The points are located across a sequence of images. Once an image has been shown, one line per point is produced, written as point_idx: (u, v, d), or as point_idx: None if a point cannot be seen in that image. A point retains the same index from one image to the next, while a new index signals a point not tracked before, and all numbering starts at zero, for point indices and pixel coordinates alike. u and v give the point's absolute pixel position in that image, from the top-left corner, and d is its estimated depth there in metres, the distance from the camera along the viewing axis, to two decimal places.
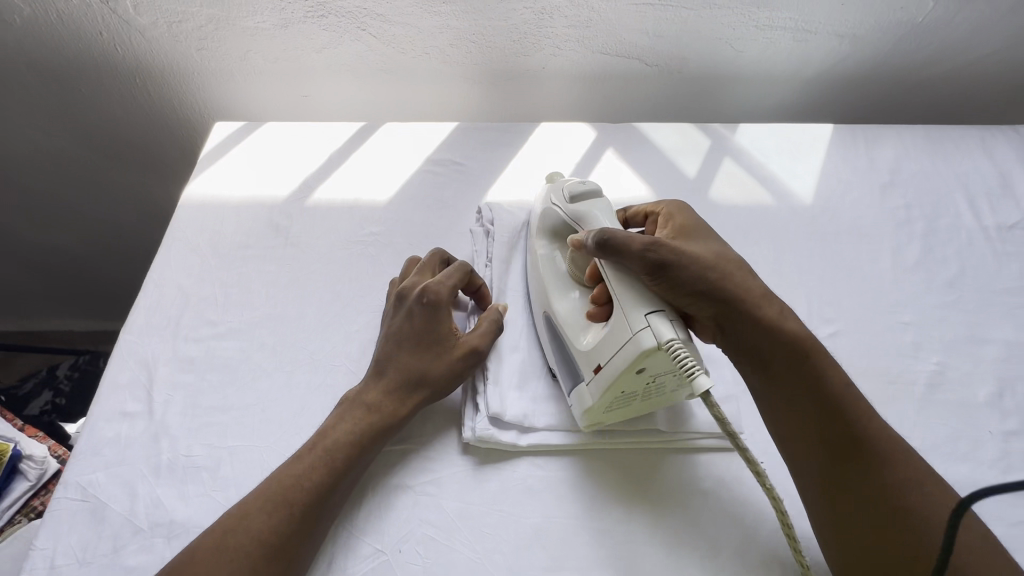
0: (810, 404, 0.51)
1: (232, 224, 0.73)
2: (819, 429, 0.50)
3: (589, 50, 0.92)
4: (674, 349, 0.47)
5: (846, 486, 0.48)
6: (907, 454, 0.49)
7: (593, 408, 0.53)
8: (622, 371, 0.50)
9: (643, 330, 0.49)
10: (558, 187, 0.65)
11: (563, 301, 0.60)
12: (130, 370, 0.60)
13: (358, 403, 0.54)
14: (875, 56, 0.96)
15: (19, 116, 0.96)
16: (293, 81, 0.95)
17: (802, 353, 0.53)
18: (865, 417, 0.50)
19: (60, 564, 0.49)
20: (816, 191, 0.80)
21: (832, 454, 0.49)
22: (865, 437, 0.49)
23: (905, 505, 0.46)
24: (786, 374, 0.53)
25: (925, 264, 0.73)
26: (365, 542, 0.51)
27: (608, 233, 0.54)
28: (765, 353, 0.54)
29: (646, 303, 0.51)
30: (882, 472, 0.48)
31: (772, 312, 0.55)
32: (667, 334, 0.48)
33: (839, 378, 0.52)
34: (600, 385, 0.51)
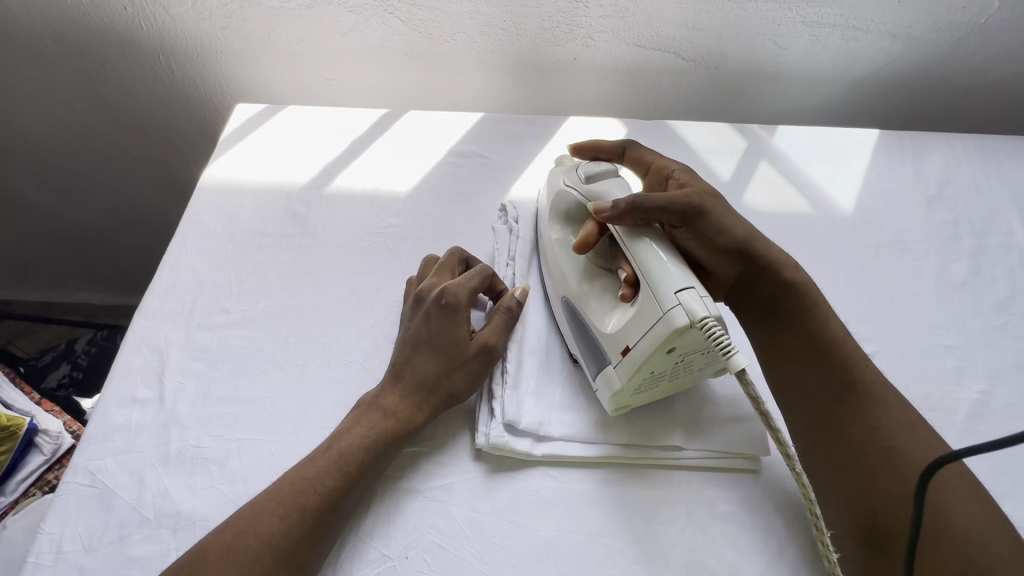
0: (809, 352, 0.53)
1: (250, 210, 0.72)
2: (816, 377, 0.52)
3: (623, 42, 0.88)
4: (708, 327, 0.46)
5: (838, 430, 0.49)
6: (901, 402, 0.49)
7: (622, 390, 0.52)
8: (652, 352, 0.48)
9: (674, 309, 0.47)
10: (575, 167, 0.63)
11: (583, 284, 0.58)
12: (143, 356, 0.60)
13: (375, 407, 0.52)
14: (928, 58, 0.91)
15: (44, 90, 0.96)
16: (316, 63, 0.93)
17: (809, 301, 0.55)
18: (861, 365, 0.51)
19: (66, 550, 0.48)
20: (857, 201, 0.76)
21: (825, 399, 0.51)
22: (861, 382, 0.50)
23: (892, 446, 0.46)
24: (791, 324, 0.55)
25: (973, 284, 0.69)
26: (372, 546, 0.49)
27: (640, 199, 0.53)
28: (773, 300, 0.56)
29: (676, 279, 0.48)
30: (873, 415, 0.48)
31: (783, 259, 0.57)
32: (700, 312, 0.46)
33: (837, 328, 0.53)
34: (629, 367, 0.50)
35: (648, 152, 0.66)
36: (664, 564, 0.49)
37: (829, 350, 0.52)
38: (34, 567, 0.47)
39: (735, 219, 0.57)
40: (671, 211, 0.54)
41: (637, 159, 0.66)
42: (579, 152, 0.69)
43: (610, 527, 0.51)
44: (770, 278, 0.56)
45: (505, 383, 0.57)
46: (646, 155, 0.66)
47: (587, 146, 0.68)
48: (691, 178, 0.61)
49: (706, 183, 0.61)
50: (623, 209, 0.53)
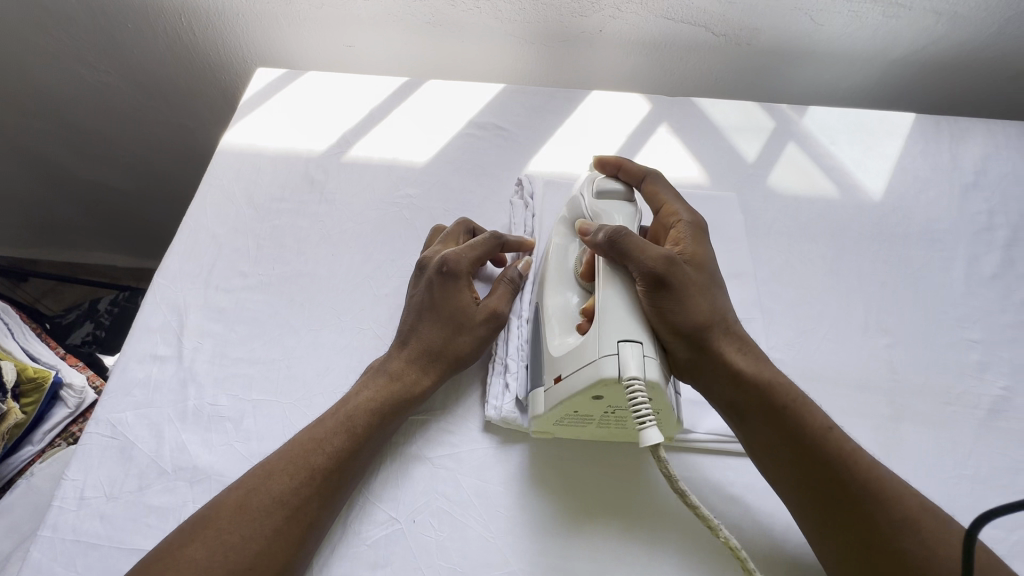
0: (787, 450, 0.47)
1: (268, 174, 0.72)
2: (800, 472, 0.46)
3: (653, 14, 0.85)
4: (632, 389, 0.43)
5: (831, 527, 0.44)
6: (901, 496, 0.44)
7: (543, 416, 0.50)
8: (578, 392, 0.46)
9: (609, 356, 0.45)
10: (591, 177, 0.60)
11: (560, 301, 0.54)
12: (163, 315, 0.61)
13: (382, 371, 0.53)
14: (974, 39, 0.86)
15: (66, 49, 0.96)
16: (338, 28, 0.92)
17: (784, 396, 0.48)
18: (853, 458, 0.45)
19: (88, 496, 0.50)
20: (887, 186, 0.74)
21: (811, 496, 0.45)
22: (853, 482, 0.44)
23: (901, 550, 0.42)
24: (765, 417, 0.48)
25: (1004, 277, 0.66)
26: (380, 508, 0.50)
27: (626, 233, 0.50)
28: (738, 394, 0.49)
29: (625, 327, 0.46)
30: (873, 514, 0.43)
31: (754, 354, 0.50)
32: (631, 370, 0.44)
33: (820, 419, 0.47)
34: (556, 398, 0.48)
35: (666, 190, 0.58)
36: (664, 552, 0.49)
37: (807, 446, 0.46)
38: (59, 510, 0.50)
39: (710, 300, 0.50)
40: (641, 271, 0.48)
41: (651, 193, 0.59)
42: (602, 167, 0.62)
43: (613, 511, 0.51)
44: (734, 373, 0.49)
45: (520, 358, 0.57)
46: (663, 193, 0.58)
47: (610, 162, 0.61)
48: (691, 238, 0.53)
49: (705, 250, 0.53)
50: (605, 242, 0.51)
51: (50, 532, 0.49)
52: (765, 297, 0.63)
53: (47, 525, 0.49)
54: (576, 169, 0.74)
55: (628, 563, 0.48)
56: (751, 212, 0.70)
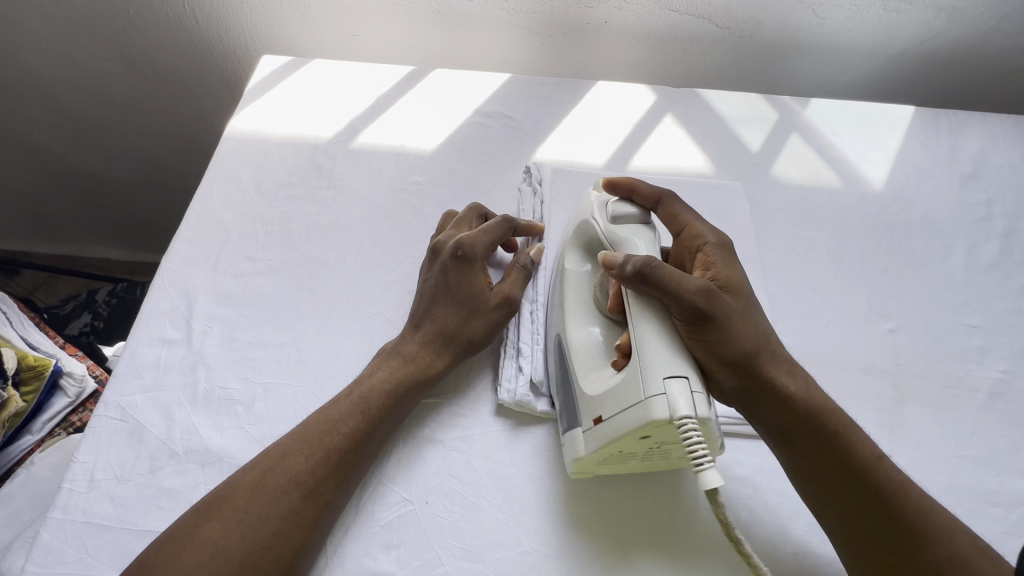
0: (840, 481, 0.46)
1: (275, 161, 0.72)
2: (853, 501, 0.46)
3: (657, 5, 0.86)
4: (686, 429, 0.41)
5: (881, 558, 0.44)
6: (949, 525, 0.44)
7: (584, 459, 0.48)
8: (625, 435, 0.44)
9: (657, 397, 0.42)
10: (603, 199, 0.56)
11: (582, 335, 0.52)
12: (171, 299, 0.60)
13: (394, 354, 0.53)
14: (971, 33, 0.88)
15: (67, 36, 0.95)
16: (341, 17, 0.91)
17: (833, 422, 0.47)
18: (902, 490, 0.45)
19: (99, 479, 0.50)
20: (888, 177, 0.75)
21: (860, 526, 0.45)
22: (901, 514, 0.44)
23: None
24: (809, 446, 0.47)
25: (1002, 265, 0.68)
26: (393, 490, 0.51)
27: (655, 263, 0.47)
28: (785, 421, 0.48)
29: (669, 364, 0.44)
30: (927, 545, 0.43)
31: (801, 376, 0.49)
32: (682, 410, 0.42)
33: (867, 448, 0.47)
34: (597, 440, 0.46)
35: (687, 212, 0.56)
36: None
37: (855, 474, 0.46)
38: (69, 492, 0.49)
39: (754, 323, 0.49)
40: (680, 303, 0.46)
41: (671, 216, 0.57)
42: (611, 188, 0.58)
43: (647, 536, 0.50)
44: (782, 399, 0.48)
45: (532, 342, 0.57)
46: (682, 213, 0.56)
47: (621, 184, 0.57)
48: (723, 262, 0.52)
49: (738, 274, 0.52)
50: (633, 275, 0.47)
51: (61, 514, 0.48)
52: (771, 284, 0.64)
53: (57, 507, 0.48)
54: (583, 158, 0.75)
55: None
56: (757, 201, 0.71)
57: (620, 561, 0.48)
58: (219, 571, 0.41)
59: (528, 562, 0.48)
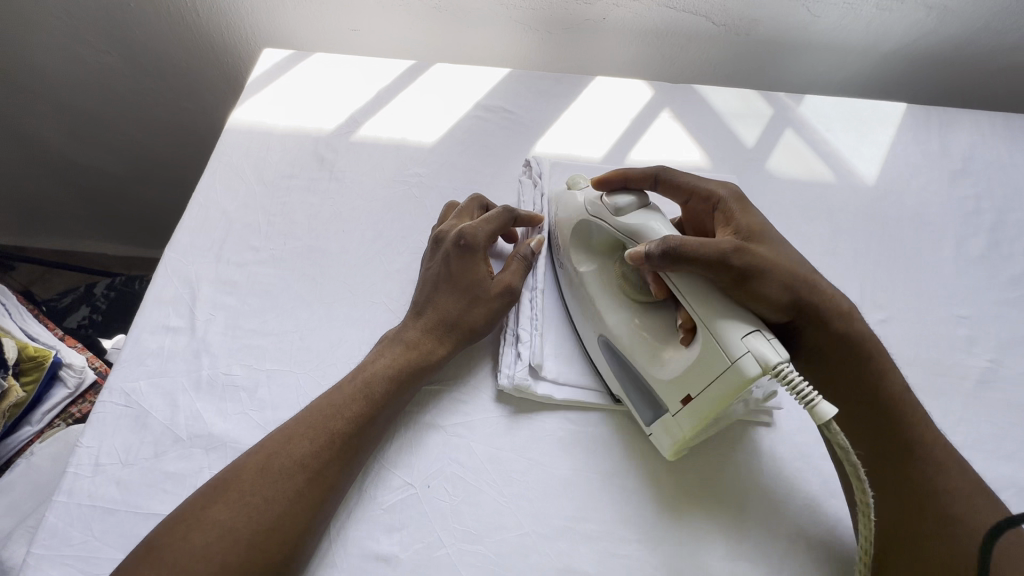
0: (873, 410, 0.50)
1: (277, 153, 0.72)
2: (879, 429, 0.50)
3: (654, 3, 0.87)
4: (784, 371, 0.44)
5: (888, 485, 0.49)
6: (960, 464, 0.48)
7: (682, 438, 0.49)
8: (720, 401, 0.46)
9: (745, 356, 0.44)
10: (595, 195, 0.58)
11: (622, 325, 0.54)
12: (174, 287, 0.61)
13: (397, 341, 0.54)
14: (961, 33, 0.90)
15: (67, 29, 0.95)
16: (342, 11, 0.92)
17: (864, 348, 0.52)
18: (923, 422, 0.49)
19: (104, 463, 0.51)
20: (880, 171, 0.76)
21: (890, 453, 0.49)
22: (925, 441, 0.49)
23: (952, 514, 0.45)
24: (847, 372, 0.52)
25: (991, 258, 0.69)
26: (395, 474, 0.51)
27: (677, 241, 0.49)
28: (827, 349, 0.52)
29: (737, 324, 0.46)
30: (934, 477, 0.47)
31: (841, 303, 0.53)
32: (773, 357, 0.44)
33: (897, 381, 0.51)
34: (693, 415, 0.48)
35: (688, 177, 0.59)
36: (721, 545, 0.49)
37: (886, 403, 0.50)
38: (74, 477, 0.50)
39: (789, 258, 0.52)
40: (720, 266, 0.48)
41: (674, 187, 0.59)
42: (603, 183, 0.61)
43: (689, 497, 0.52)
44: (822, 328, 0.52)
45: (532, 330, 0.58)
46: (683, 180, 0.59)
47: (615, 178, 0.60)
48: (741, 212, 0.55)
49: (757, 219, 0.55)
50: (661, 258, 0.49)
51: (66, 497, 0.49)
52: None
53: (62, 491, 0.49)
54: (582, 152, 0.76)
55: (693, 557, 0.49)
56: (752, 195, 0.73)
57: (655, 528, 0.50)
58: (226, 550, 0.41)
59: (528, 544, 0.49)
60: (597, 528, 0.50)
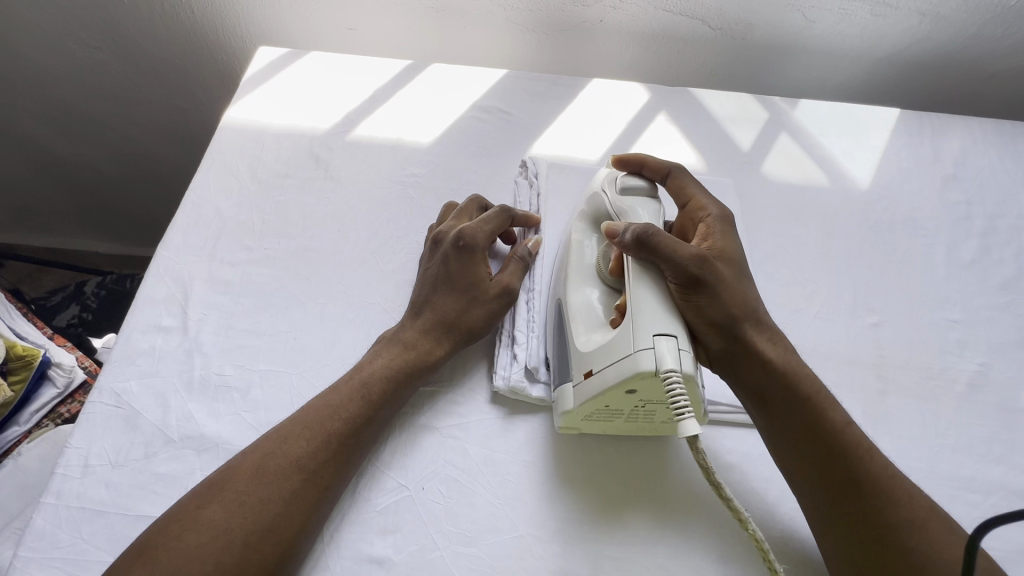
0: (815, 442, 0.48)
1: (272, 152, 0.72)
2: (817, 467, 0.48)
3: (652, 7, 0.88)
4: (670, 381, 0.44)
5: (837, 528, 0.46)
6: (907, 492, 0.46)
7: (572, 412, 0.51)
8: (611, 386, 0.47)
9: (645, 350, 0.45)
10: (613, 174, 0.59)
11: (580, 297, 0.55)
12: (166, 286, 0.60)
13: (395, 341, 0.54)
14: (955, 39, 0.91)
15: (60, 25, 0.94)
16: (339, 10, 0.91)
17: (807, 385, 0.50)
18: (867, 454, 0.48)
19: (93, 464, 0.50)
20: (874, 176, 0.77)
21: (831, 488, 0.47)
22: (870, 476, 0.47)
23: (909, 547, 0.44)
24: (789, 409, 0.50)
25: (981, 262, 0.70)
26: (390, 476, 0.51)
27: (653, 230, 0.50)
28: (764, 385, 0.50)
29: (660, 322, 0.46)
30: (882, 511, 0.45)
31: (783, 347, 0.52)
32: (668, 363, 0.45)
33: (838, 414, 0.49)
34: (587, 392, 0.49)
35: (693, 185, 0.60)
36: (708, 551, 0.49)
37: (825, 439, 0.48)
38: (62, 478, 0.49)
39: (742, 290, 0.52)
40: (674, 267, 0.49)
41: (677, 188, 0.60)
42: (621, 165, 0.61)
43: (674, 501, 0.52)
44: (763, 364, 0.50)
45: (530, 330, 0.58)
46: (689, 187, 0.59)
47: (632, 159, 0.60)
48: (721, 233, 0.55)
49: (734, 246, 0.54)
50: (632, 242, 0.50)
51: (54, 499, 0.48)
52: (760, 277, 0.66)
53: (51, 492, 0.48)
54: (577, 153, 0.76)
55: (682, 563, 0.49)
56: (747, 197, 0.73)
57: (643, 532, 0.50)
58: (220, 551, 0.41)
59: (522, 546, 0.48)
60: (591, 529, 0.50)
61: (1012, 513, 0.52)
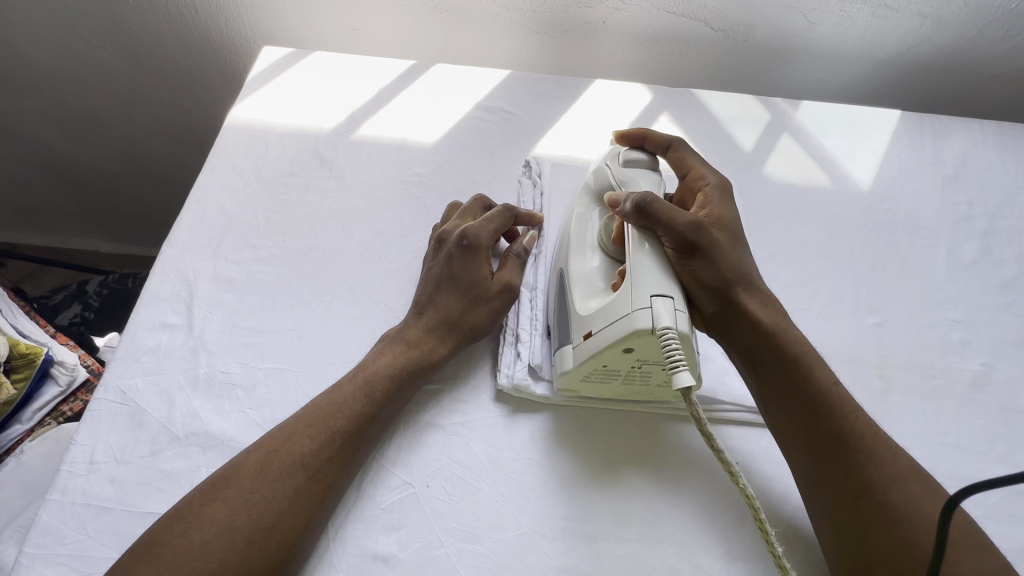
0: (800, 399, 0.49)
1: (276, 151, 0.72)
2: (802, 425, 0.48)
3: (655, 8, 0.88)
4: (666, 340, 0.44)
5: (819, 484, 0.47)
6: (891, 450, 0.47)
7: (571, 372, 0.51)
8: (610, 345, 0.47)
9: (642, 310, 0.46)
10: (614, 149, 0.60)
11: (582, 265, 0.55)
12: (171, 284, 0.60)
13: (399, 339, 0.54)
14: (955, 41, 0.91)
15: (64, 25, 0.94)
16: (343, 10, 0.92)
17: (796, 346, 0.51)
18: (851, 413, 0.48)
19: (99, 461, 0.50)
20: (875, 177, 0.78)
21: (814, 445, 0.48)
22: (854, 434, 0.47)
23: (887, 502, 0.44)
24: (778, 368, 0.50)
25: (982, 263, 0.70)
26: (394, 473, 0.51)
27: (651, 199, 0.50)
28: (756, 345, 0.51)
29: (657, 283, 0.47)
30: (864, 467, 0.46)
31: (774, 308, 0.53)
32: (664, 322, 0.45)
33: (826, 375, 0.50)
34: (586, 353, 0.49)
35: (694, 157, 0.60)
36: (711, 549, 0.49)
37: (810, 397, 0.49)
38: (68, 475, 0.49)
39: (735, 255, 0.53)
40: (669, 233, 0.50)
41: (677, 160, 0.61)
42: (623, 139, 0.63)
43: (676, 499, 0.52)
44: (754, 325, 0.51)
45: (534, 328, 0.59)
46: (690, 157, 0.60)
47: (633, 134, 0.62)
48: (718, 202, 0.55)
49: (731, 212, 0.55)
50: (631, 211, 0.51)
51: (60, 495, 0.48)
52: (763, 277, 0.66)
53: (56, 489, 0.48)
54: (580, 153, 0.76)
55: (686, 560, 0.49)
56: (750, 197, 0.73)
57: (646, 530, 0.50)
58: (224, 548, 0.41)
59: (527, 543, 0.49)
60: (596, 526, 0.50)
61: (1015, 513, 0.52)
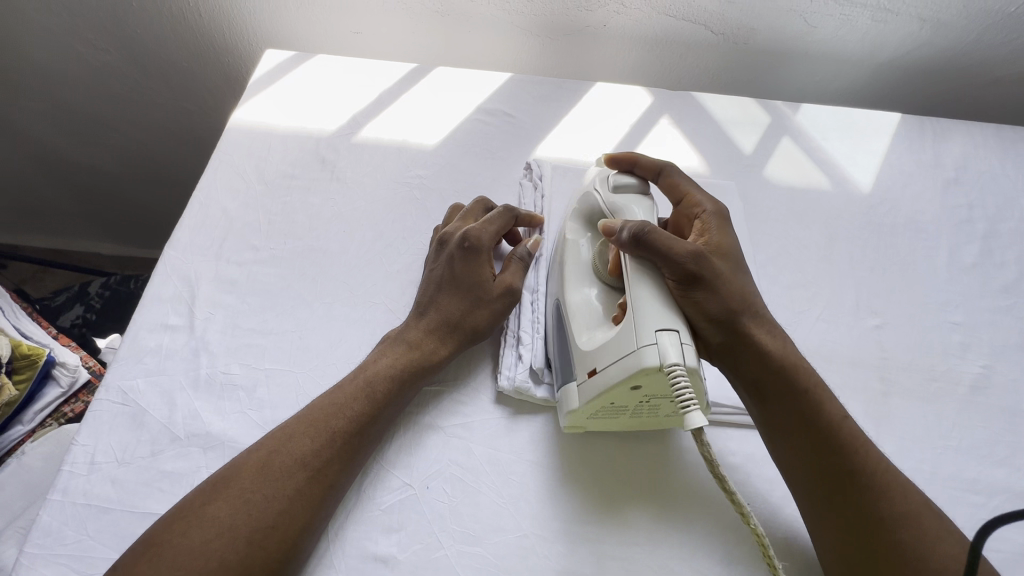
0: (812, 434, 0.48)
1: (279, 153, 0.72)
2: (813, 460, 0.48)
3: (655, 12, 0.88)
4: (675, 375, 0.44)
5: (831, 523, 0.46)
6: (904, 487, 0.46)
7: (577, 411, 0.51)
8: (617, 383, 0.47)
9: (648, 346, 0.45)
10: (604, 173, 0.60)
11: (579, 296, 0.55)
12: (173, 285, 0.61)
13: (399, 341, 0.54)
14: (955, 44, 0.91)
15: (68, 28, 0.94)
16: (345, 14, 0.92)
17: (805, 379, 0.50)
18: (863, 448, 0.48)
19: (100, 461, 0.50)
20: (876, 180, 0.78)
21: (826, 481, 0.47)
22: (866, 469, 0.47)
23: (900, 541, 0.44)
24: (784, 401, 0.50)
25: (983, 266, 0.71)
26: (395, 475, 0.51)
27: (649, 229, 0.50)
28: (762, 377, 0.51)
29: (660, 317, 0.47)
30: (876, 505, 0.45)
31: (780, 337, 0.52)
32: (672, 357, 0.45)
33: (836, 410, 0.49)
34: (591, 391, 0.49)
35: (687, 182, 0.60)
36: (711, 553, 0.49)
37: (820, 432, 0.48)
38: (69, 475, 0.49)
39: (740, 285, 0.52)
40: (671, 263, 0.49)
41: (670, 185, 0.60)
42: (612, 163, 0.62)
43: (675, 502, 0.52)
44: (759, 356, 0.51)
45: (535, 331, 0.59)
46: (682, 183, 0.60)
47: (623, 159, 0.61)
48: (717, 229, 0.55)
49: (730, 241, 0.55)
50: (628, 240, 0.51)
51: (61, 496, 0.48)
52: (764, 279, 0.66)
53: (57, 489, 0.48)
54: (580, 155, 0.77)
55: (686, 562, 0.49)
56: (750, 200, 0.74)
57: (646, 532, 0.50)
58: (224, 548, 0.41)
59: (527, 545, 0.49)
60: (596, 530, 0.50)
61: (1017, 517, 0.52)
